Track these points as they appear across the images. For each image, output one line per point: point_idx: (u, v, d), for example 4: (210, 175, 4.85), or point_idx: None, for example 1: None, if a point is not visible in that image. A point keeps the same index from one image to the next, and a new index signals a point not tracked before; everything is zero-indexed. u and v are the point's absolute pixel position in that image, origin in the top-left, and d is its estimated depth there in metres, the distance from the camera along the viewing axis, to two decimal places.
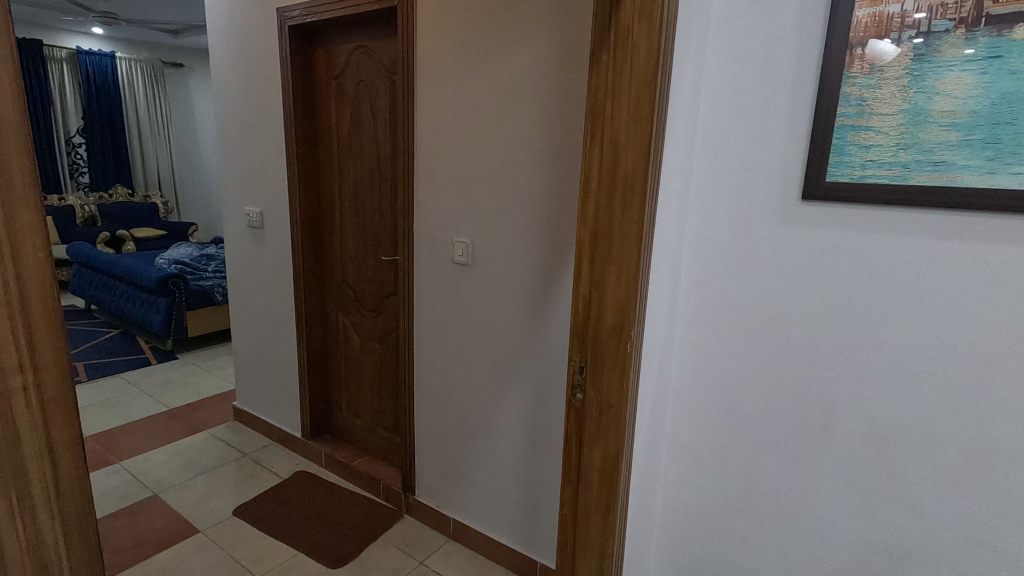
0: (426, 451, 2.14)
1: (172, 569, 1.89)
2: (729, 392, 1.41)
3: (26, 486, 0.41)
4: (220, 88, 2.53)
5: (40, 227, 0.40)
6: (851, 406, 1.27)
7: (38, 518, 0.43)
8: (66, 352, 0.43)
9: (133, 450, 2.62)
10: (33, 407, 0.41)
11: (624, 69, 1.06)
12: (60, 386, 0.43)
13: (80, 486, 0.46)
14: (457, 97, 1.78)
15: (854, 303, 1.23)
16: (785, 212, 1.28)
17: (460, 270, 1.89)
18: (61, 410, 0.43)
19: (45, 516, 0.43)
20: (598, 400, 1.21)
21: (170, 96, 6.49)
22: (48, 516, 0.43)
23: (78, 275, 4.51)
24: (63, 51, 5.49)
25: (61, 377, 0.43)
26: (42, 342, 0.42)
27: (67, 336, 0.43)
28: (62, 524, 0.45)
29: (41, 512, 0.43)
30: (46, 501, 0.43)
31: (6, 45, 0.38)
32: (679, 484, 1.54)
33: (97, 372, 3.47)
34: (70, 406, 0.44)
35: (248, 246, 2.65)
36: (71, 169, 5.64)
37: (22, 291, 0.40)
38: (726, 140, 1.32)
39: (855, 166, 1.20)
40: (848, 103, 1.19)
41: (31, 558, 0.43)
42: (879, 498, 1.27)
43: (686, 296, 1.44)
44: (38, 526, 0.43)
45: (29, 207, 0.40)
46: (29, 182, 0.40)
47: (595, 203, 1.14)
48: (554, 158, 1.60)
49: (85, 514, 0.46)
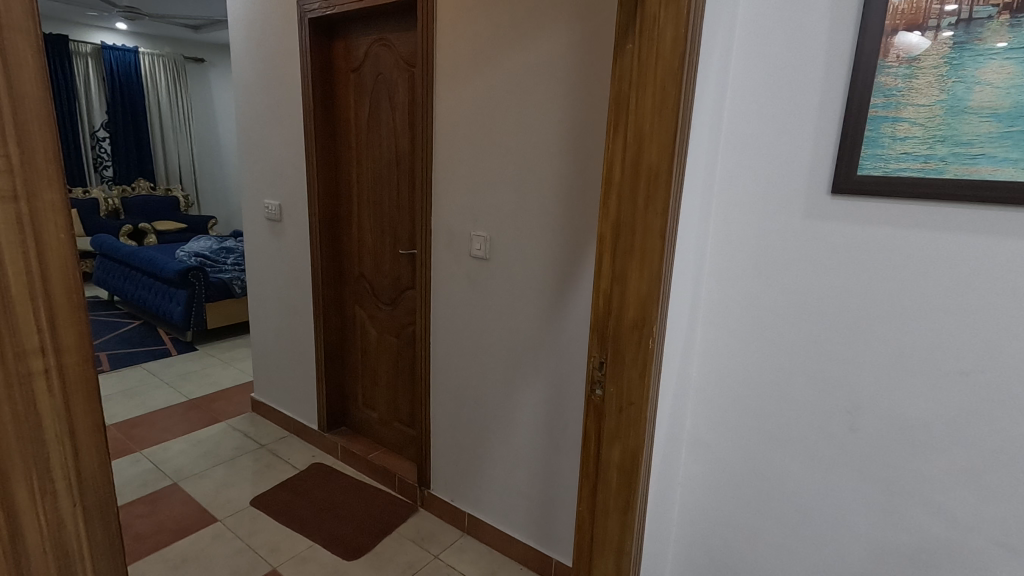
0: (442, 445, 2.14)
1: (190, 557, 1.92)
2: (751, 390, 1.39)
3: (51, 467, 0.41)
4: (241, 81, 2.55)
5: (61, 206, 0.40)
6: (880, 407, 1.23)
7: (60, 506, 0.42)
8: (88, 338, 0.43)
9: (153, 439, 2.67)
10: (55, 391, 0.41)
11: (649, 59, 1.03)
12: (82, 371, 0.43)
13: (102, 474, 0.45)
14: (476, 89, 1.77)
15: (884, 300, 1.19)
16: (813, 207, 1.24)
17: (477, 263, 1.88)
18: (83, 396, 0.43)
19: (67, 504, 0.43)
20: (619, 397, 1.19)
21: (191, 91, 6.56)
22: (69, 504, 0.43)
23: (101, 267, 4.60)
24: (88, 47, 5.59)
25: (83, 362, 0.43)
26: (65, 326, 0.41)
27: (89, 321, 0.43)
28: (86, 510, 0.44)
29: (63, 499, 0.42)
30: (69, 489, 0.43)
31: (28, 20, 0.37)
32: (700, 484, 1.51)
33: (118, 362, 3.53)
34: (90, 391, 0.44)
35: (267, 239, 2.66)
36: (95, 163, 5.76)
37: (49, 271, 0.39)
38: (753, 132, 1.28)
39: (887, 159, 1.16)
40: (881, 94, 1.15)
41: (53, 547, 0.42)
42: (906, 501, 1.23)
43: (708, 292, 1.41)
44: (60, 515, 0.42)
45: (52, 185, 0.39)
46: (51, 160, 0.39)
47: (618, 195, 1.12)
48: (574, 152, 1.58)
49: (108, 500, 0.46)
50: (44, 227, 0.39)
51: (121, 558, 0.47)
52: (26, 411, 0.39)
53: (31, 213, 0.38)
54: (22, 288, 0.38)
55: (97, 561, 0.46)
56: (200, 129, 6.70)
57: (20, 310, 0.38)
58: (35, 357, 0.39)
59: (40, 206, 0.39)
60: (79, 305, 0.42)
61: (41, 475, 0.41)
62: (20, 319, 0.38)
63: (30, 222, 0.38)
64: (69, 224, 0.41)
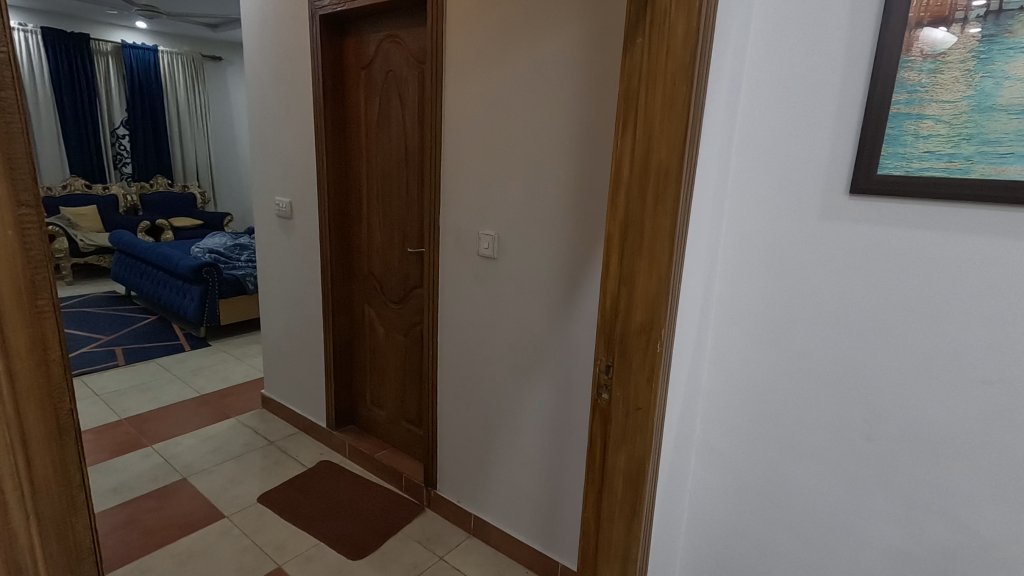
0: (448, 445, 2.13)
1: (196, 553, 1.92)
2: (763, 396, 1.34)
3: (30, 446, 0.48)
4: (254, 78, 2.55)
5: (38, 222, 0.46)
6: (899, 415, 1.18)
7: (6, 497, 0.47)
8: (37, 342, 0.48)
9: (165, 433, 2.69)
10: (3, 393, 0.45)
11: (660, 55, 1.00)
12: (33, 374, 0.47)
13: (50, 466, 0.50)
14: (486, 86, 1.74)
15: (905, 304, 1.14)
16: (830, 207, 1.19)
17: (485, 263, 1.86)
18: (32, 396, 0.47)
19: (13, 494, 0.47)
20: (625, 401, 1.16)
21: (209, 89, 6.63)
22: (16, 495, 0.48)
23: (119, 263, 4.66)
24: (108, 45, 5.67)
25: (33, 364, 0.47)
26: (13, 334, 0.46)
27: (39, 328, 0.47)
28: (58, 487, 0.51)
29: (9, 490, 0.47)
30: (16, 480, 0.47)
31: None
32: (710, 491, 1.47)
33: (134, 356, 3.58)
34: (42, 391, 0.48)
35: (278, 236, 2.67)
36: (115, 160, 5.85)
37: (32, 279, 0.46)
38: (769, 129, 1.24)
39: (910, 157, 1.11)
40: (904, 90, 1.10)
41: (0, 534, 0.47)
42: (925, 514, 1.18)
43: (720, 294, 1.37)
44: (6, 504, 0.47)
45: (31, 204, 0.46)
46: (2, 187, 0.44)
47: (626, 195, 1.09)
48: (583, 151, 1.55)
49: (77, 482, 0.53)
50: (27, 239, 0.46)
51: (72, 529, 0.53)
52: (7, 398, 0.46)
53: (13, 227, 0.45)
54: (11, 289, 0.45)
55: (47, 541, 0.51)
56: (217, 126, 6.77)
57: (8, 310, 0.45)
58: (20, 349, 0.46)
59: (23, 222, 0.46)
60: (35, 312, 0.47)
61: (20, 455, 0.47)
62: (9, 317, 0.45)
63: (18, 234, 0.45)
64: (23, 237, 0.45)
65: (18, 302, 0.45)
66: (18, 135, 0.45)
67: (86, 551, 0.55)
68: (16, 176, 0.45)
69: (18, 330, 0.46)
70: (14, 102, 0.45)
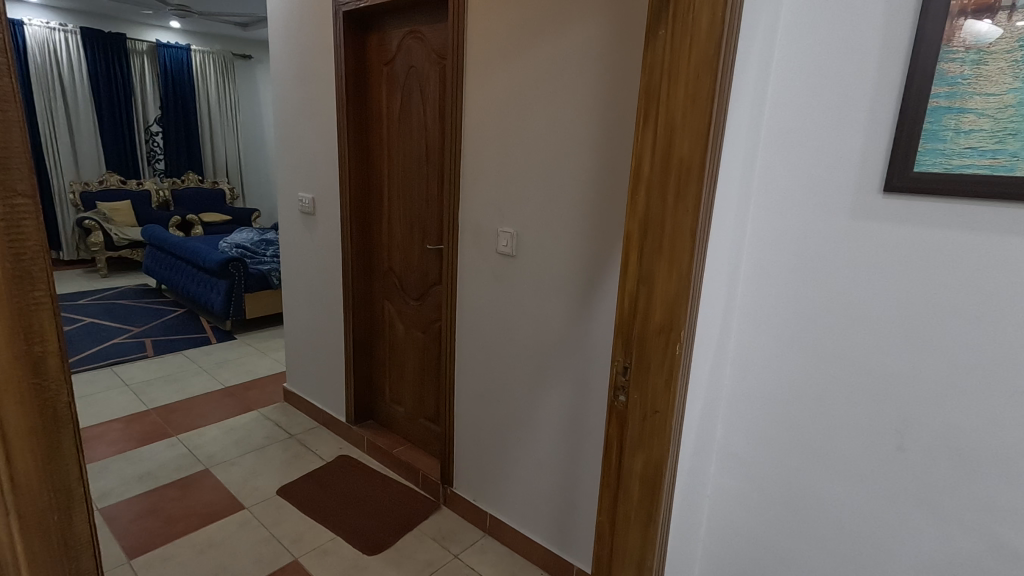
0: (465, 443, 2.12)
1: (216, 543, 1.95)
2: (789, 402, 1.29)
3: (26, 436, 0.49)
4: (279, 76, 2.58)
5: (36, 211, 0.47)
6: (934, 425, 1.12)
7: None
8: (18, 333, 0.47)
9: (190, 424, 2.75)
10: None
11: (683, 46, 0.96)
12: (11, 365, 0.47)
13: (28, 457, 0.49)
14: (506, 83, 1.72)
15: (940, 310, 1.08)
16: (862, 206, 1.14)
17: (503, 261, 1.84)
18: (11, 387, 0.47)
19: None
20: (642, 404, 1.13)
21: (239, 86, 6.75)
22: None
23: (150, 256, 4.78)
24: (144, 44, 5.82)
25: (14, 354, 0.47)
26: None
27: (24, 319, 0.47)
28: (55, 480, 0.52)
29: None
30: None
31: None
32: (732, 498, 1.43)
33: (162, 348, 3.66)
34: (21, 380, 0.48)
35: (301, 232, 2.70)
36: (148, 156, 6.00)
37: (30, 271, 0.47)
38: (798, 125, 1.19)
39: (949, 154, 1.05)
40: (944, 83, 1.04)
41: None
42: (960, 531, 1.12)
43: (744, 295, 1.32)
44: None
45: (28, 192, 0.47)
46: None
47: (646, 192, 1.06)
48: (604, 148, 1.52)
49: (76, 477, 0.54)
50: (23, 228, 0.47)
51: (49, 520, 0.52)
52: None
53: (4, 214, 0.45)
54: (3, 277, 0.45)
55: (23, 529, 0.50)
56: (246, 123, 6.89)
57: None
58: (18, 340, 0.47)
59: (19, 211, 0.46)
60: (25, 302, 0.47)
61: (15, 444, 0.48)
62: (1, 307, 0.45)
63: (13, 223, 0.46)
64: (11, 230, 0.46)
65: (12, 292, 0.46)
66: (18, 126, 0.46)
67: (64, 541, 0.54)
68: (11, 166, 0.46)
69: (10, 321, 0.46)
70: (12, 89, 0.46)
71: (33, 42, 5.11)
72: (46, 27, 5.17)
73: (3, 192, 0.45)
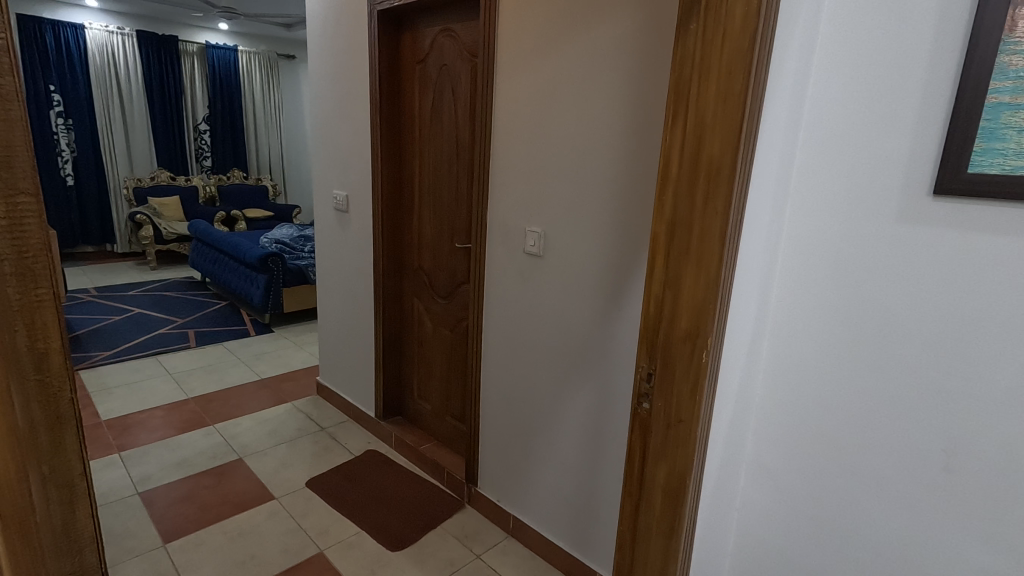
0: (489, 442, 2.11)
1: (245, 531, 2.00)
2: (824, 415, 1.23)
3: (34, 427, 0.55)
4: (316, 75, 2.62)
5: (37, 209, 0.53)
6: (984, 446, 1.04)
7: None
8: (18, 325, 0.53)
9: (227, 414, 2.84)
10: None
11: (715, 39, 0.91)
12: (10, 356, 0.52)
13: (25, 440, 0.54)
14: (536, 79, 1.69)
15: (995, 323, 1.00)
16: (909, 210, 1.07)
17: (530, 260, 1.82)
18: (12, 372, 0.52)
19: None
20: (666, 412, 1.09)
21: (284, 86, 6.93)
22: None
23: (196, 250, 4.97)
24: (194, 46, 6.03)
25: (15, 344, 0.52)
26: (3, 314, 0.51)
27: (23, 313, 0.53)
28: (60, 470, 0.58)
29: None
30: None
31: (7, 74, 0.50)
32: (762, 512, 1.37)
33: (204, 339, 3.80)
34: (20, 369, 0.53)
35: (335, 228, 2.74)
36: (196, 153, 6.23)
37: (33, 268, 0.53)
38: (839, 123, 1.13)
39: (1010, 154, 0.97)
40: (1005, 77, 0.96)
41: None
42: (1013, 561, 1.04)
43: (779, 302, 1.26)
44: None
45: (30, 191, 0.53)
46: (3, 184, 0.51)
47: (674, 193, 1.02)
48: (636, 146, 1.47)
49: (78, 470, 0.60)
50: (26, 226, 0.52)
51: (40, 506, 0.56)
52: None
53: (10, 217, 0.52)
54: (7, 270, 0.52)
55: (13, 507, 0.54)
56: (289, 122, 7.06)
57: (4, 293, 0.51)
58: (23, 336, 0.53)
59: (21, 209, 0.52)
60: (29, 296, 0.53)
61: (25, 434, 0.54)
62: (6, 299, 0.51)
63: (16, 224, 0.52)
64: (18, 232, 0.52)
65: (16, 287, 0.52)
66: (21, 126, 0.52)
67: (53, 528, 0.58)
68: (13, 165, 0.51)
69: (16, 314, 0.52)
70: (13, 87, 0.51)
71: (93, 45, 5.38)
72: (104, 31, 5.45)
73: (8, 191, 0.51)
